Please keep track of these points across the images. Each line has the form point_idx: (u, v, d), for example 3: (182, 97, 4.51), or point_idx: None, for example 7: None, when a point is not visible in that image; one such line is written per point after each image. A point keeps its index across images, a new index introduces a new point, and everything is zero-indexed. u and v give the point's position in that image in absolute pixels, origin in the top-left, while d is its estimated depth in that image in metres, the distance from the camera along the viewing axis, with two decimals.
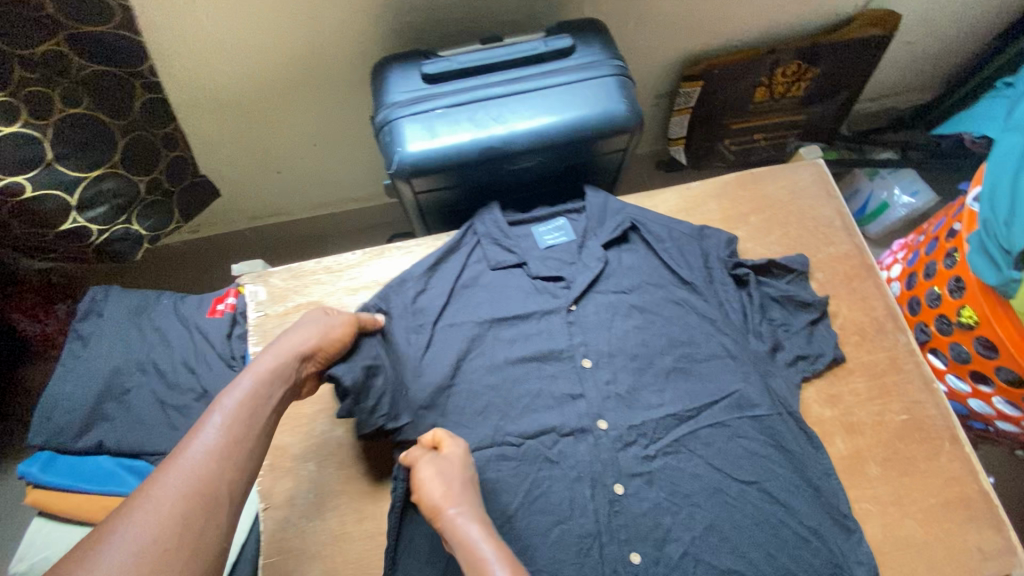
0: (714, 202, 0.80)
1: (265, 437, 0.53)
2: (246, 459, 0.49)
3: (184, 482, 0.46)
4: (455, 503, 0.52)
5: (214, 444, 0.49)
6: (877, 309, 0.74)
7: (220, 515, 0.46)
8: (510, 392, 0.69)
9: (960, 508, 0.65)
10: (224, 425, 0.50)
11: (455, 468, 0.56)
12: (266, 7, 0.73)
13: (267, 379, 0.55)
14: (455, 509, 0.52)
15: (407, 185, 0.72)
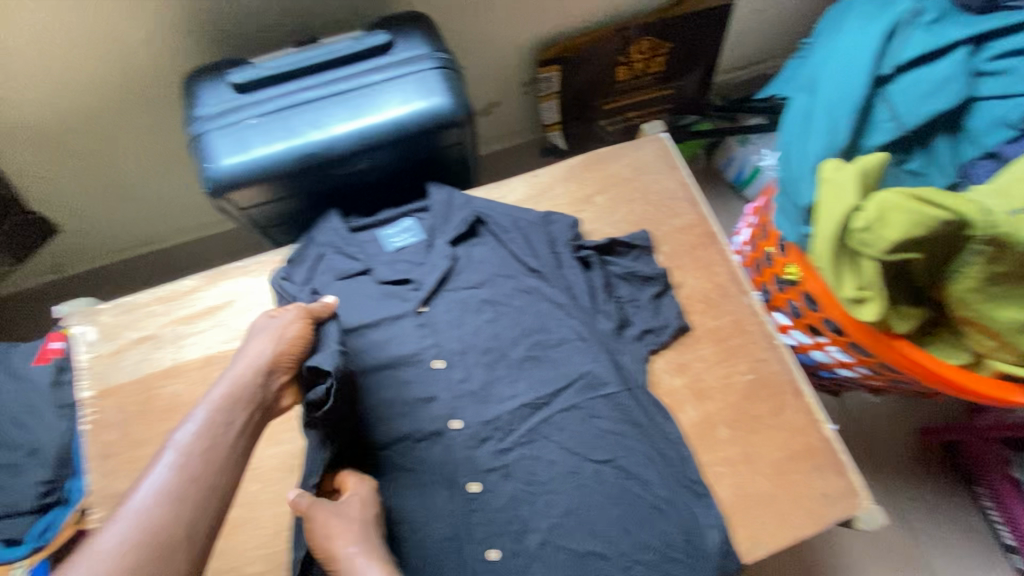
0: (562, 187, 0.81)
1: (232, 470, 0.52)
2: (208, 496, 0.49)
3: (128, 529, 0.45)
4: (355, 542, 0.53)
5: (167, 485, 0.48)
6: (720, 275, 0.76)
7: (176, 560, 0.45)
8: (361, 403, 0.68)
9: (806, 458, 0.67)
10: (179, 463, 0.49)
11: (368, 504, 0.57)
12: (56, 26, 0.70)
13: (222, 407, 0.54)
14: (354, 547, 0.53)
15: (229, 202, 0.69)
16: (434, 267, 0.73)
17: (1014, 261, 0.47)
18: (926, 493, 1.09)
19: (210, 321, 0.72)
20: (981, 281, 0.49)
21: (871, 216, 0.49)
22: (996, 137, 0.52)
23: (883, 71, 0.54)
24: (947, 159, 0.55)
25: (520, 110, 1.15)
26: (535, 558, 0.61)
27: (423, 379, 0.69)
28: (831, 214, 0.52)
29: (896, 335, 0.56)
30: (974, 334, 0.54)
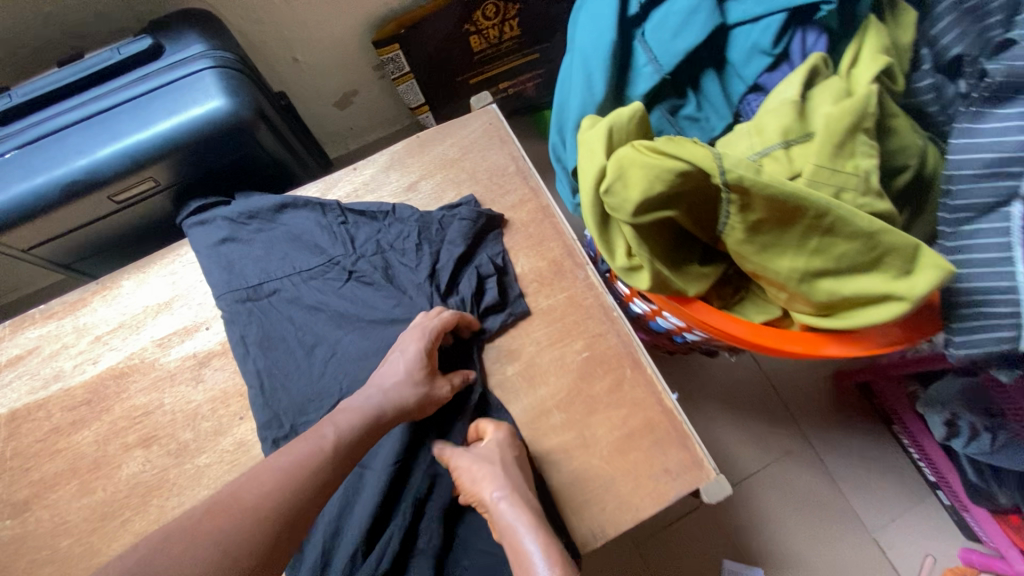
0: (385, 176, 0.75)
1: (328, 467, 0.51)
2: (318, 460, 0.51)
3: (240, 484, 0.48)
4: (499, 488, 0.54)
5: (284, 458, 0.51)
6: (554, 250, 0.71)
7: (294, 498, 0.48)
8: (177, 438, 0.64)
9: (646, 435, 0.63)
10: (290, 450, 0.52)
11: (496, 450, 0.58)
12: None
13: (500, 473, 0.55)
14: (498, 494, 0.53)
15: (7, 245, 0.65)
16: (292, 256, 0.69)
17: (765, 207, 0.42)
18: (844, 437, 1.06)
19: (15, 372, 0.67)
20: (745, 231, 0.44)
21: (610, 176, 0.44)
22: (754, 66, 0.50)
23: (630, 13, 0.52)
24: (718, 98, 0.51)
25: (383, 99, 1.09)
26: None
27: (237, 403, 0.65)
28: (585, 177, 0.47)
29: (691, 299, 0.52)
30: (768, 288, 0.49)
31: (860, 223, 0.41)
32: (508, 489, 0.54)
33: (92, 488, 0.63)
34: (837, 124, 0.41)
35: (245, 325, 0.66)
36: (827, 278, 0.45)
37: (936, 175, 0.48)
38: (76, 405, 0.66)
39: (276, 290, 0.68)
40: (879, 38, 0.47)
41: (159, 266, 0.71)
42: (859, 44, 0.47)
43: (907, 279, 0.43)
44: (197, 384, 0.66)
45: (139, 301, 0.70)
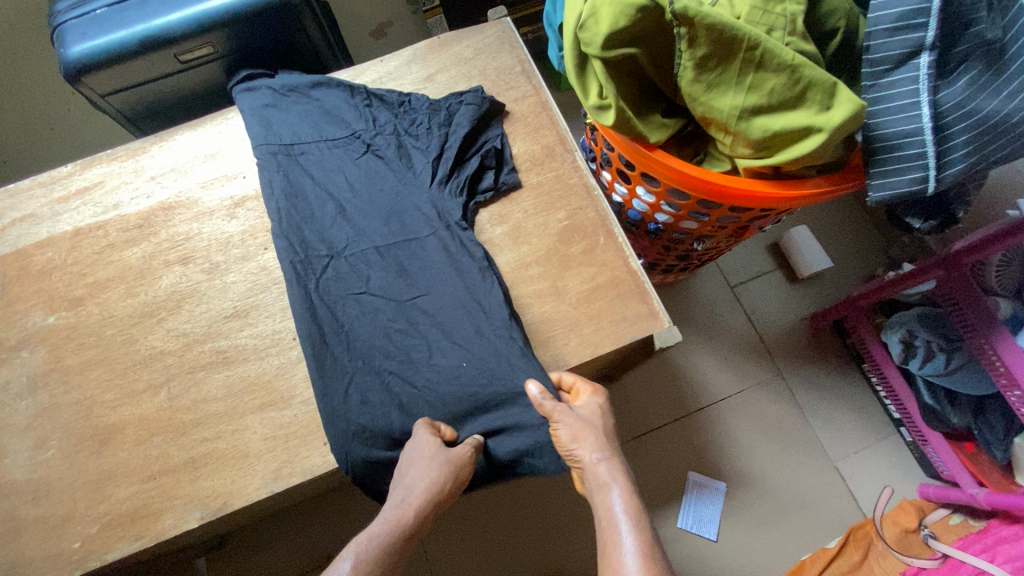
0: (407, 68, 0.86)
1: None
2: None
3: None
4: (597, 449, 0.56)
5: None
6: (548, 137, 0.81)
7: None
8: (210, 260, 0.75)
9: (612, 289, 0.72)
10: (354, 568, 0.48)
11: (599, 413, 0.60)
12: None
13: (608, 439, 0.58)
14: (598, 455, 0.56)
15: (89, 88, 0.77)
16: (320, 124, 0.77)
17: (708, 40, 0.51)
18: (818, 374, 1.12)
19: (82, 200, 0.80)
20: (694, 69, 0.54)
21: (585, 14, 0.54)
22: None
23: None
24: None
25: (414, 34, 1.22)
26: (374, 390, 0.65)
27: (264, 235, 0.76)
28: (568, 23, 0.57)
29: (653, 147, 0.61)
30: (716, 134, 0.58)
31: (785, 56, 0.50)
32: (607, 449, 0.56)
33: (137, 293, 0.74)
34: None
35: (276, 173, 0.73)
36: (764, 115, 0.54)
37: (861, 35, 0.55)
38: (129, 228, 0.77)
39: (305, 151, 0.75)
40: None
41: (209, 125, 0.83)
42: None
43: (827, 113, 0.52)
44: (231, 219, 0.77)
45: (191, 150, 0.82)
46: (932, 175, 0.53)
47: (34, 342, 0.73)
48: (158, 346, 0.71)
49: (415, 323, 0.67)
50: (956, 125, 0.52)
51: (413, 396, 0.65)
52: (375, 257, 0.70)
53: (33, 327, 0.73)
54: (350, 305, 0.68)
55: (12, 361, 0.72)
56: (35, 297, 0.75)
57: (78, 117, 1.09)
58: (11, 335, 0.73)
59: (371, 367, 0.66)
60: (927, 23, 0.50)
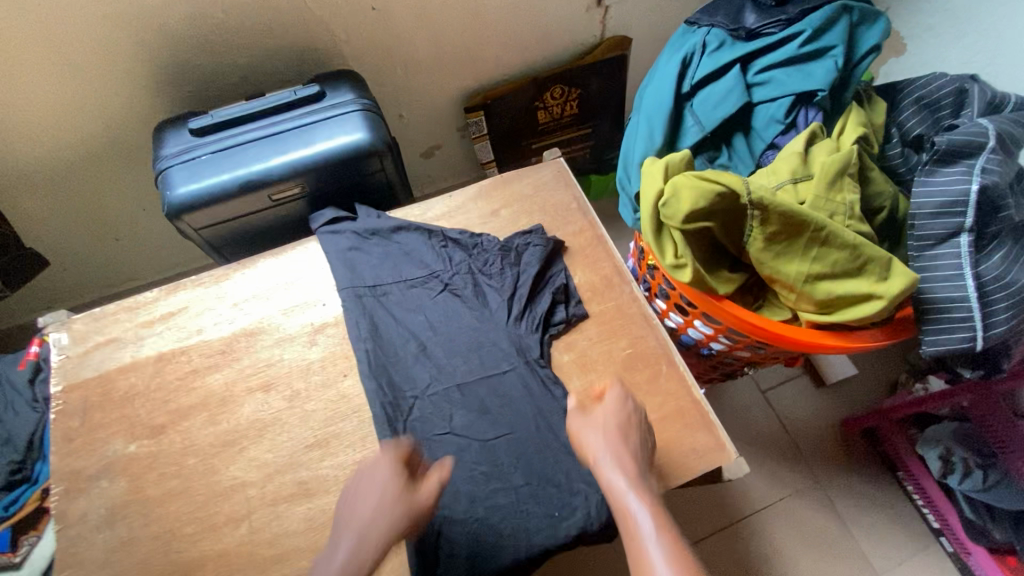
0: (473, 203, 0.94)
1: None
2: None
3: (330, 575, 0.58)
4: (605, 452, 0.66)
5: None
6: (605, 268, 0.88)
7: None
8: (291, 387, 0.78)
9: (678, 419, 0.76)
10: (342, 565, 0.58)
11: (609, 411, 0.70)
12: (65, 101, 0.89)
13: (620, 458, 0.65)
14: (602, 458, 0.66)
15: (185, 223, 0.83)
16: (402, 267, 0.86)
17: (779, 221, 0.59)
18: (854, 481, 1.15)
19: (166, 324, 0.84)
20: (764, 241, 0.61)
21: (667, 195, 0.62)
22: (771, 131, 0.65)
23: (683, 90, 0.69)
24: (745, 152, 0.68)
25: (460, 154, 1.33)
26: (469, 529, 0.68)
27: (343, 362, 0.80)
28: (647, 197, 0.65)
29: (721, 297, 0.68)
30: (781, 291, 0.65)
31: (847, 237, 0.58)
32: (613, 453, 0.66)
33: (219, 420, 0.76)
34: (829, 168, 0.59)
35: (363, 316, 0.81)
36: (827, 281, 0.61)
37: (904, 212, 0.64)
38: (212, 353, 0.81)
39: (387, 292, 0.84)
40: (858, 116, 0.62)
41: (288, 253, 0.88)
42: (846, 119, 0.62)
43: (885, 283, 0.59)
44: (311, 346, 0.81)
45: (271, 278, 0.87)
46: (980, 335, 0.60)
47: (114, 471, 0.74)
48: (239, 477, 0.73)
49: (500, 462, 0.72)
50: (999, 292, 0.59)
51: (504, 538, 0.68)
52: (457, 396, 0.77)
53: (112, 455, 0.75)
54: (438, 445, 0.73)
55: (90, 492, 0.73)
56: (116, 424, 0.77)
57: (145, 231, 1.17)
58: (91, 463, 0.74)
59: (460, 511, 0.69)
60: (966, 212, 0.58)
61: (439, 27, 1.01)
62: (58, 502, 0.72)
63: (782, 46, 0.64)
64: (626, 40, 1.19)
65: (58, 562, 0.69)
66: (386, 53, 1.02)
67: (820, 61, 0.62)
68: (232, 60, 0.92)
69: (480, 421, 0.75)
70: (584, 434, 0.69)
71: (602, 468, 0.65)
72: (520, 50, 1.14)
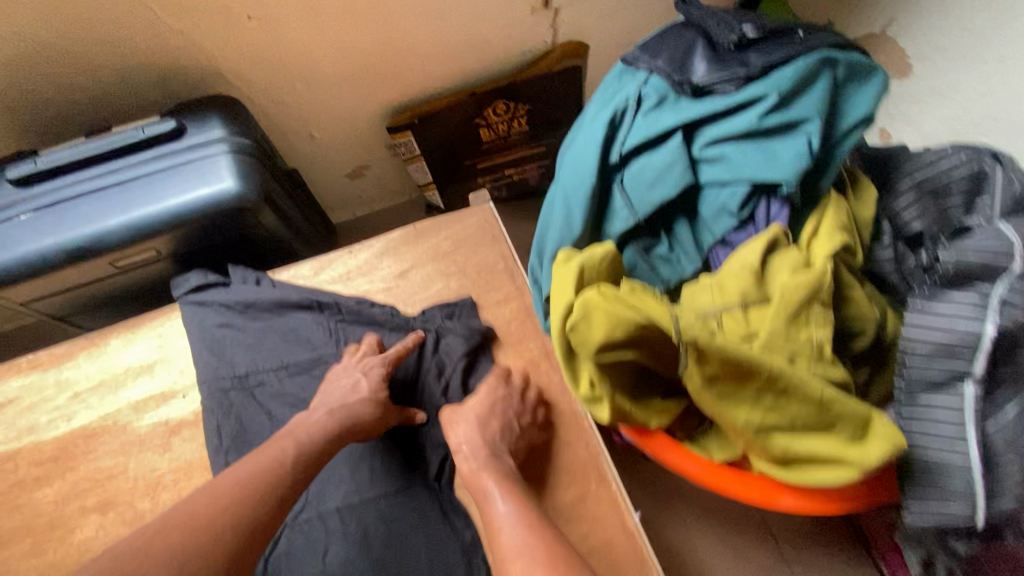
0: (379, 262, 0.78)
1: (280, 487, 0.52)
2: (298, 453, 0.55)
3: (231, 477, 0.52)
4: (464, 440, 0.63)
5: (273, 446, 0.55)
6: (533, 350, 0.73)
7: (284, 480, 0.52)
8: (135, 508, 0.64)
9: (605, 555, 0.62)
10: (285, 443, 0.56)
11: (478, 397, 0.66)
12: None
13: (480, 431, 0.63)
14: (460, 442, 0.63)
15: (4, 298, 0.67)
16: (284, 349, 0.70)
17: (721, 364, 0.44)
18: None
19: None
20: (703, 381, 0.45)
21: (576, 315, 0.46)
22: (720, 225, 0.49)
23: (609, 160, 0.52)
24: (688, 244, 0.52)
25: (394, 175, 1.16)
26: None
27: (201, 476, 0.65)
28: (556, 309, 0.49)
29: (653, 431, 0.53)
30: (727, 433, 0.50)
31: (813, 390, 0.43)
32: (470, 439, 0.63)
33: (43, 551, 0.62)
34: (793, 294, 0.43)
35: (228, 416, 0.66)
36: (783, 434, 0.47)
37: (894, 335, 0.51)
38: (43, 461, 0.66)
39: (262, 382, 0.68)
40: (838, 216, 0.46)
41: (149, 329, 0.73)
42: (820, 218, 0.47)
43: (858, 446, 0.45)
44: (163, 453, 0.66)
45: (125, 360, 0.71)
46: (982, 516, 0.44)
47: None
48: None
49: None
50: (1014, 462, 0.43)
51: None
52: (335, 523, 0.62)
53: None
54: None
55: None
56: None
57: None
58: None
59: None
60: (972, 359, 0.44)
61: (344, 37, 0.83)
62: None
63: (737, 112, 0.47)
64: (583, 47, 1.01)
65: None
66: (282, 69, 0.84)
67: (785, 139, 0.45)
68: (76, 84, 0.74)
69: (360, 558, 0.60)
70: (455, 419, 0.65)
71: (455, 453, 0.63)
72: (454, 61, 0.95)
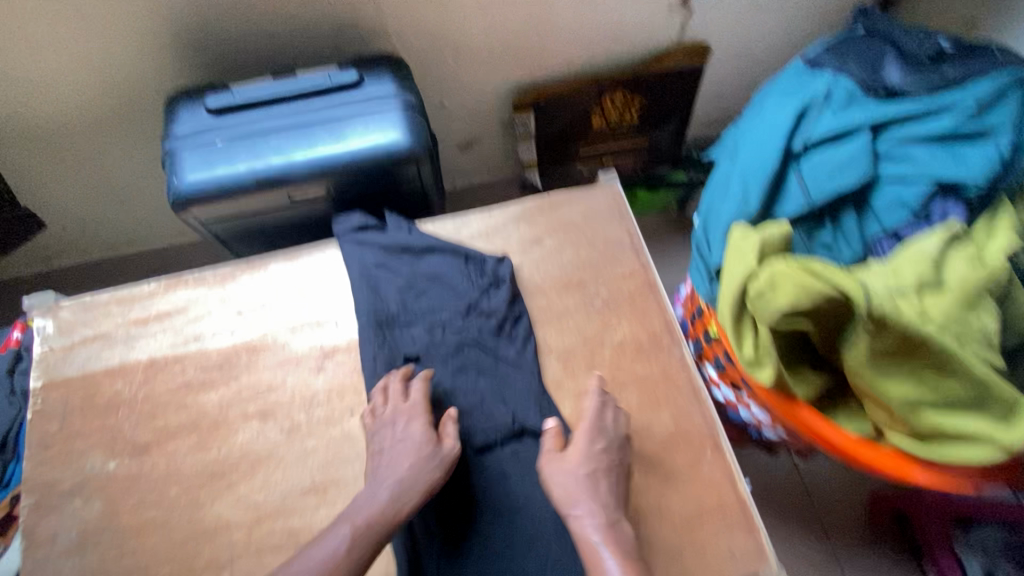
0: (514, 226, 0.84)
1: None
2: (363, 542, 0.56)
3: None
4: (579, 505, 0.60)
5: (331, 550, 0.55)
6: (654, 324, 0.78)
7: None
8: (291, 419, 0.70)
9: (715, 514, 0.67)
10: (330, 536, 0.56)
11: (581, 456, 0.63)
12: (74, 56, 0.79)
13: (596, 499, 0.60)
14: (577, 509, 0.60)
15: (190, 216, 0.73)
16: (430, 295, 0.78)
17: (894, 338, 0.49)
18: (875, 561, 1.07)
19: (160, 325, 0.75)
20: (868, 356, 0.51)
21: (763, 283, 0.51)
22: (895, 218, 0.57)
23: (793, 147, 0.61)
24: (853, 234, 0.59)
25: (500, 151, 1.21)
26: None
27: (352, 398, 0.71)
28: (733, 277, 0.54)
29: (798, 401, 0.58)
30: (871, 407, 0.55)
31: (977, 374, 0.48)
32: (585, 504, 0.60)
33: (208, 446, 0.69)
34: (971, 287, 0.48)
35: (379, 344, 0.73)
36: (933, 412, 0.51)
37: None
38: (209, 367, 0.73)
39: (412, 322, 0.76)
40: (1013, 226, 0.52)
41: (304, 260, 0.79)
42: (996, 219, 0.53)
43: (1006, 428, 0.49)
44: (317, 374, 0.73)
45: (282, 286, 0.78)
46: None
47: (90, 489, 0.67)
48: (224, 517, 0.65)
49: (515, 541, 0.65)
50: None
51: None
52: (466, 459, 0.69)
53: (89, 471, 0.67)
54: (451, 507, 0.67)
55: (62, 510, 0.66)
56: (96, 437, 0.69)
57: (152, 196, 1.08)
58: (66, 476, 0.67)
59: None
60: None
61: (499, 12, 0.88)
62: (27, 516, 0.65)
63: (928, 120, 0.57)
64: (704, 48, 1.05)
65: None
66: (437, 38, 0.90)
67: (975, 144, 0.55)
68: (263, 29, 0.81)
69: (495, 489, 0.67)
70: (553, 478, 0.62)
71: (575, 519, 0.59)
72: (586, 48, 1.01)
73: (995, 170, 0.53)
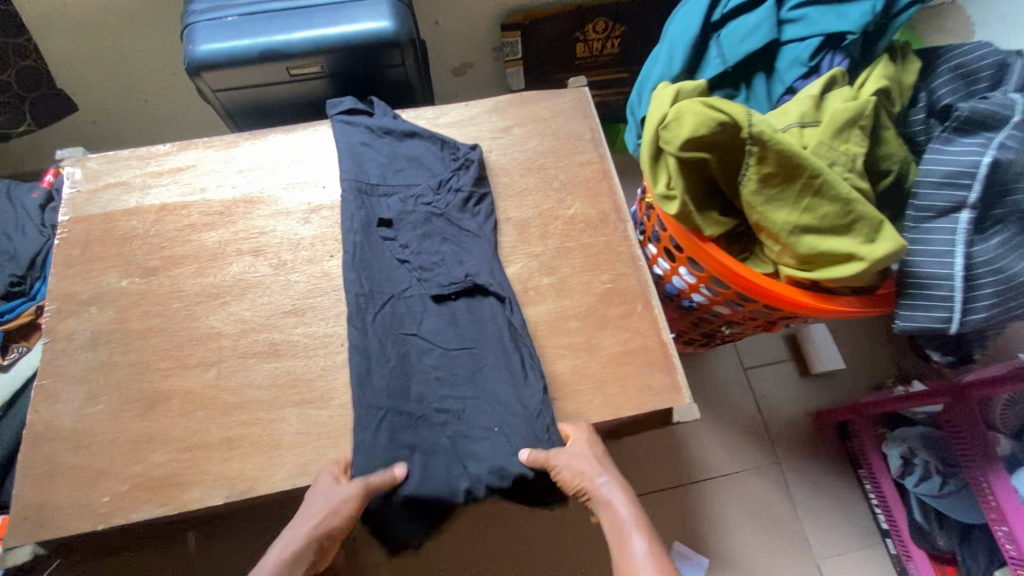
0: (487, 117, 0.94)
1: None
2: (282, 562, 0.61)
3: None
4: (602, 476, 0.67)
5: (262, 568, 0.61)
6: (605, 204, 0.87)
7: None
8: (279, 257, 0.81)
9: (640, 355, 0.76)
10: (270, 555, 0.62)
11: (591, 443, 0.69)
12: None
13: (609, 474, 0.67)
14: (600, 481, 0.67)
15: (203, 82, 0.85)
16: (407, 173, 0.86)
17: (776, 161, 0.58)
18: (814, 467, 1.15)
19: (172, 178, 0.86)
20: (757, 183, 0.60)
21: (670, 116, 0.61)
22: (794, 72, 0.67)
23: (713, 18, 0.69)
24: (762, 92, 0.70)
25: (491, 76, 1.31)
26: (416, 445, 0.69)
27: (332, 244, 0.82)
28: (652, 117, 0.63)
29: (706, 238, 0.66)
30: (768, 242, 0.64)
31: (841, 189, 0.57)
32: (607, 474, 0.67)
33: (207, 273, 0.80)
34: (838, 116, 0.58)
35: (357, 204, 0.82)
36: (813, 234, 0.60)
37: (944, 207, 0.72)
38: (212, 212, 0.84)
39: (388, 193, 0.84)
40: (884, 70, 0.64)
41: (299, 133, 0.90)
42: (872, 69, 0.64)
43: (870, 244, 0.58)
44: (304, 223, 0.83)
45: (279, 152, 0.89)
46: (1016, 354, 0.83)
47: (105, 300, 0.78)
48: (216, 328, 0.76)
49: (456, 374, 0.74)
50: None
51: (438, 445, 0.70)
52: (422, 306, 0.77)
53: (105, 287, 0.79)
54: (404, 346, 0.75)
55: (80, 315, 0.77)
56: (112, 261, 0.81)
57: (173, 95, 1.19)
58: (84, 289, 0.79)
59: (409, 411, 0.71)
60: None
61: None
62: (50, 318, 0.77)
63: None
64: None
65: (42, 369, 0.74)
66: None
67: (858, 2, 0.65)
68: None
69: (446, 332, 0.76)
70: (570, 463, 0.66)
71: (602, 486, 0.66)
72: None
73: (870, 19, 0.64)
